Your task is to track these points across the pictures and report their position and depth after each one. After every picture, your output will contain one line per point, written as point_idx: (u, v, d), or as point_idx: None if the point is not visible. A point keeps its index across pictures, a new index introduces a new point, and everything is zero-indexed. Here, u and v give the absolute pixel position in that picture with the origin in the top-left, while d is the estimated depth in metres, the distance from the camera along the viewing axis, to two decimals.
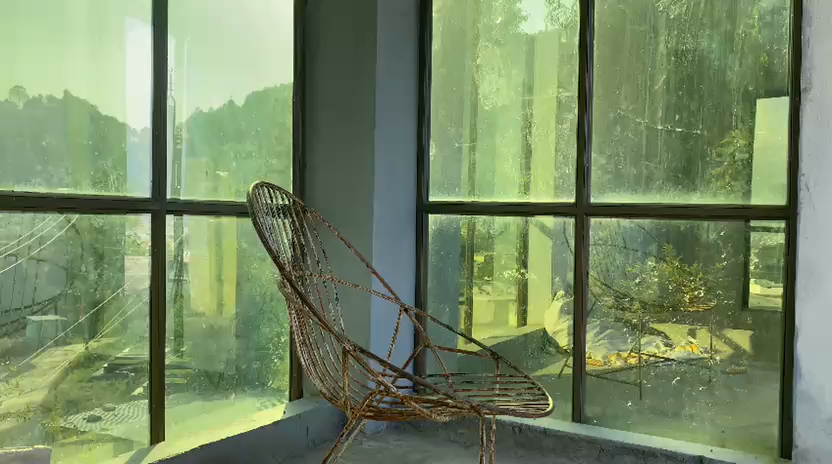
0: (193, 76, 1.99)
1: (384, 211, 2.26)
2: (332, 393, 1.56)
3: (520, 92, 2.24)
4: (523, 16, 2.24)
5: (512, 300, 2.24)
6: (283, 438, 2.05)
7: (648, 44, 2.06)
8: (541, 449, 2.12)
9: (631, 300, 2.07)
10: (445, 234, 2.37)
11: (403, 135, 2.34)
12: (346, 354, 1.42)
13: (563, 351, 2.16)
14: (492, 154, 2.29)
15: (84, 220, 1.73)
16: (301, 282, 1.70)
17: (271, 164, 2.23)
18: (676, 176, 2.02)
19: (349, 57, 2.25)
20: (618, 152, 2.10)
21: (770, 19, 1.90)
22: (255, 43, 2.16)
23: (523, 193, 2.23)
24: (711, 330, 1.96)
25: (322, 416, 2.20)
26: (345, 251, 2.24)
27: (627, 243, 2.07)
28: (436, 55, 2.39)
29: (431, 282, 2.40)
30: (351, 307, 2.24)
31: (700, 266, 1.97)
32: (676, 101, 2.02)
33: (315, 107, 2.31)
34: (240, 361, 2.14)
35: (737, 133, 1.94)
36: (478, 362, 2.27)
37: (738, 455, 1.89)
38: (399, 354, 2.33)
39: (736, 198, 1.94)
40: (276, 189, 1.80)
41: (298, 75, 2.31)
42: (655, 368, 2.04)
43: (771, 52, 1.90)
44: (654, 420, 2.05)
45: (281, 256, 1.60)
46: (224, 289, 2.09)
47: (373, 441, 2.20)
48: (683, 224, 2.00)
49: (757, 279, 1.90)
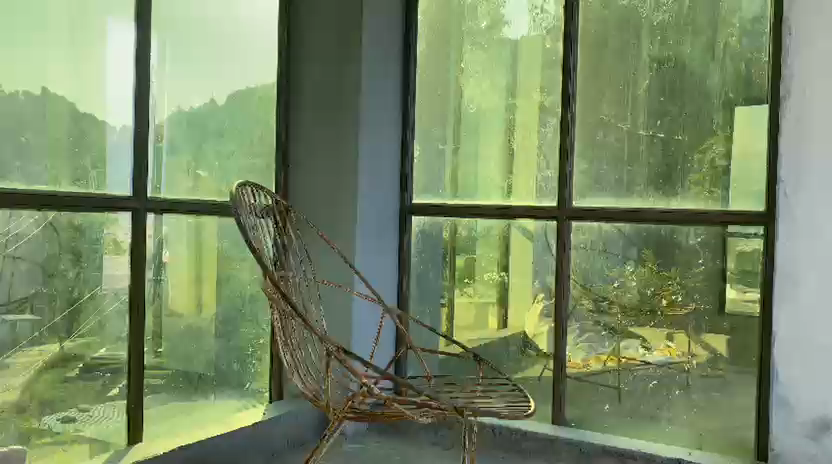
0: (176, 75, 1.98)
1: (368, 213, 2.26)
2: (314, 394, 1.56)
3: (503, 96, 2.25)
4: (507, 21, 2.25)
5: (493, 303, 2.25)
6: (262, 439, 2.04)
7: (631, 50, 2.07)
8: (521, 451, 2.12)
9: (610, 304, 2.09)
10: (428, 235, 2.37)
11: (389, 136, 2.34)
12: (328, 356, 1.44)
13: (543, 354, 2.17)
14: (475, 157, 2.29)
15: (63, 218, 1.71)
16: (284, 282, 1.70)
17: (253, 164, 2.23)
18: (657, 182, 2.03)
19: (334, 58, 2.25)
20: (599, 156, 2.11)
21: (750, 27, 1.93)
22: (239, 43, 2.15)
23: (506, 196, 2.24)
24: (689, 334, 1.98)
25: (303, 418, 2.18)
26: (328, 252, 2.24)
27: (607, 247, 2.08)
28: (421, 56, 2.39)
29: (413, 284, 2.39)
30: (333, 307, 2.23)
31: (678, 270, 1.99)
32: (658, 106, 2.04)
33: (300, 107, 2.29)
34: (220, 362, 2.13)
35: (716, 140, 1.96)
36: (459, 365, 2.27)
37: (715, 457, 1.91)
38: (381, 355, 2.32)
39: (715, 204, 1.95)
40: (261, 189, 1.80)
41: (283, 73, 2.29)
42: (634, 371, 2.06)
43: (750, 60, 1.93)
44: (633, 423, 2.07)
45: (263, 254, 1.60)
46: (204, 290, 2.08)
47: (353, 442, 2.20)
48: (662, 228, 2.01)
49: (734, 285, 1.92)
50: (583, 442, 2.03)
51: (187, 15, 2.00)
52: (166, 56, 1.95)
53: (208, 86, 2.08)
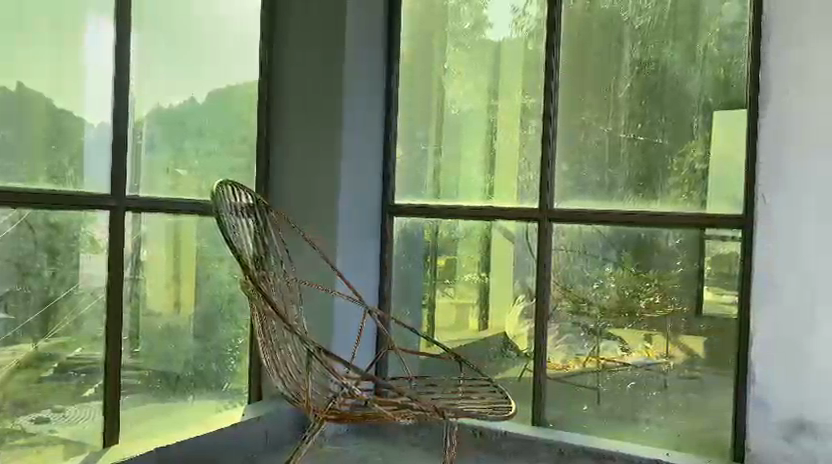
0: (156, 72, 1.96)
1: (350, 213, 2.25)
2: (294, 395, 1.55)
3: (486, 97, 2.26)
4: (489, 23, 2.26)
5: (473, 304, 2.26)
6: (242, 440, 2.02)
7: (613, 53, 2.09)
8: (501, 452, 2.12)
9: (589, 305, 2.10)
10: (410, 236, 2.36)
11: (371, 136, 2.33)
12: (309, 356, 1.43)
13: (523, 355, 2.18)
14: (458, 157, 2.29)
15: (39, 216, 1.69)
16: (265, 281, 1.68)
17: (234, 162, 2.21)
18: (637, 184, 2.05)
19: (317, 56, 2.23)
20: (580, 159, 2.12)
21: (730, 33, 1.95)
22: (221, 41, 2.14)
23: (488, 197, 2.24)
24: (667, 335, 2.00)
25: (282, 419, 2.17)
26: (310, 252, 2.22)
27: (587, 249, 2.10)
28: (404, 56, 2.38)
29: (394, 284, 2.38)
30: (314, 307, 2.22)
31: (657, 272, 2.01)
32: (639, 109, 2.05)
33: (282, 105, 2.28)
34: (198, 362, 2.11)
35: (696, 143, 1.98)
36: (440, 366, 2.26)
37: (692, 458, 1.93)
38: (362, 356, 2.31)
39: (694, 206, 1.97)
40: (241, 188, 1.78)
41: (265, 72, 2.28)
42: (612, 372, 2.08)
43: (730, 65, 1.95)
44: (612, 424, 2.08)
45: (243, 254, 1.58)
46: (182, 289, 2.06)
47: (332, 443, 2.19)
48: (642, 231, 2.03)
49: (711, 287, 1.94)
50: (563, 443, 2.04)
51: (168, 13, 1.98)
52: (145, 53, 1.93)
53: (188, 83, 2.05)
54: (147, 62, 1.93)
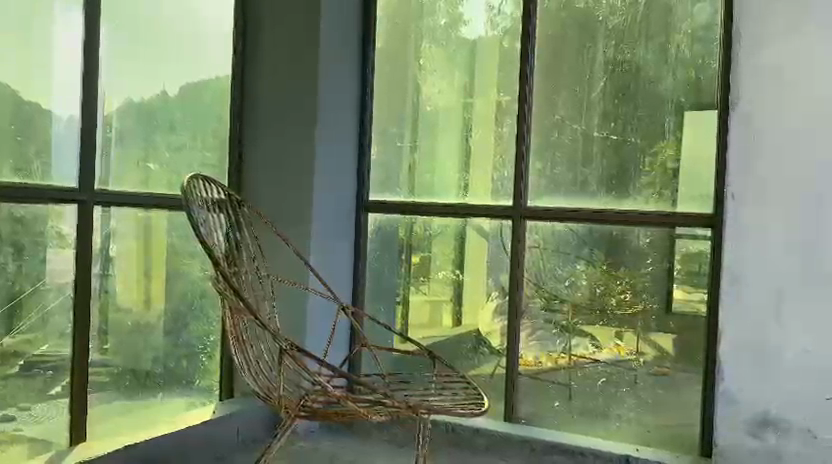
0: (126, 63, 1.93)
1: (324, 210, 2.24)
2: (265, 393, 1.53)
3: (461, 95, 2.26)
4: (465, 20, 2.26)
5: (446, 301, 2.27)
6: (212, 438, 2.00)
7: (587, 53, 2.10)
8: (473, 448, 2.13)
9: (562, 302, 2.12)
10: (385, 233, 2.35)
11: (346, 134, 2.31)
12: (282, 353, 1.42)
13: (496, 352, 2.19)
14: (433, 155, 2.30)
15: (3, 210, 1.65)
16: (237, 278, 1.67)
17: (206, 156, 2.18)
18: (610, 183, 2.06)
19: (291, 52, 2.21)
20: (554, 157, 2.13)
21: (702, 34, 1.97)
22: (193, 35, 2.11)
23: (462, 195, 2.24)
24: (637, 332, 2.02)
25: (254, 417, 2.14)
26: (282, 249, 2.20)
27: (560, 246, 2.11)
28: (380, 53, 2.37)
29: (368, 281, 2.38)
30: (287, 304, 2.20)
31: (627, 270, 2.03)
32: (612, 108, 2.07)
33: (256, 100, 2.25)
34: (168, 359, 2.08)
35: (667, 143, 2.00)
36: (413, 363, 2.26)
37: (661, 453, 1.96)
38: (335, 354, 2.30)
39: (665, 205, 2.00)
40: (213, 183, 1.75)
41: (238, 65, 2.25)
42: (583, 369, 2.10)
43: (701, 65, 1.97)
44: (583, 420, 2.10)
45: (215, 250, 1.57)
46: (152, 286, 2.03)
47: (304, 441, 2.18)
48: (614, 229, 2.05)
49: (681, 285, 1.97)
50: (535, 439, 2.05)
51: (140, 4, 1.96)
52: (115, 45, 1.90)
53: (158, 76, 2.02)
54: (116, 54, 1.90)
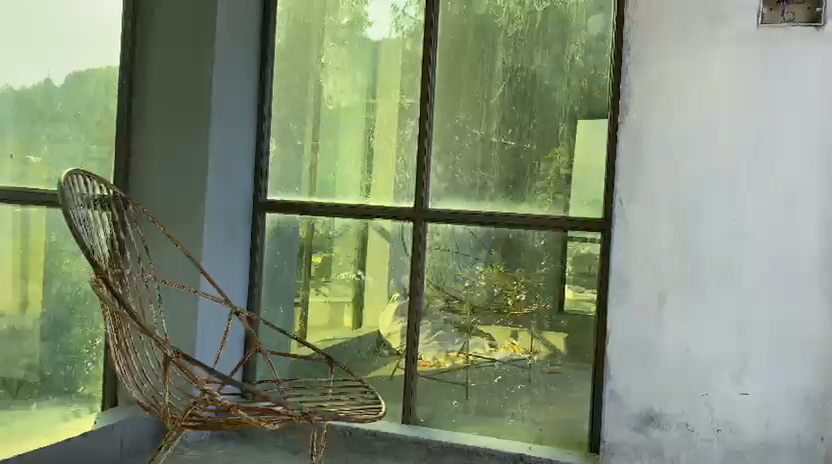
0: (27, 57, 2.03)
1: (218, 211, 2.15)
2: (150, 401, 1.46)
3: (363, 94, 2.25)
4: (369, 21, 2.25)
5: (347, 302, 2.25)
6: (89, 453, 1.86)
7: (486, 58, 2.13)
8: (371, 452, 2.13)
9: (460, 302, 2.14)
10: (284, 232, 2.31)
11: (242, 132, 2.24)
12: (167, 361, 1.36)
13: (396, 353, 2.19)
14: (333, 155, 2.27)
15: None
16: (120, 282, 1.58)
17: (90, 149, 2.11)
18: (507, 186, 2.11)
19: (184, 49, 2.09)
20: (455, 160, 2.16)
21: (595, 45, 2.04)
22: (53, 13, 2.05)
23: (364, 196, 2.23)
24: (531, 331, 2.08)
25: (140, 427, 2.02)
26: (171, 248, 2.10)
27: (459, 248, 2.14)
28: (279, 48, 2.32)
29: (265, 281, 2.33)
30: (175, 307, 2.10)
31: (523, 271, 2.08)
32: (510, 115, 2.11)
33: (146, 96, 2.11)
34: (44, 366, 2.05)
35: (560, 149, 2.06)
36: (310, 365, 2.22)
37: (553, 451, 2.02)
38: (228, 358, 2.23)
39: (558, 209, 2.06)
40: (94, 179, 1.65)
41: (126, 59, 2.11)
42: (480, 368, 2.13)
43: (593, 76, 2.05)
44: (480, 418, 2.13)
45: (95, 252, 1.47)
46: (29, 287, 2.03)
47: (195, 450, 2.10)
48: (511, 232, 2.09)
49: (571, 285, 2.04)
50: (432, 440, 2.06)
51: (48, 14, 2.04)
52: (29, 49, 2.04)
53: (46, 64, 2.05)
54: (34, 54, 2.04)
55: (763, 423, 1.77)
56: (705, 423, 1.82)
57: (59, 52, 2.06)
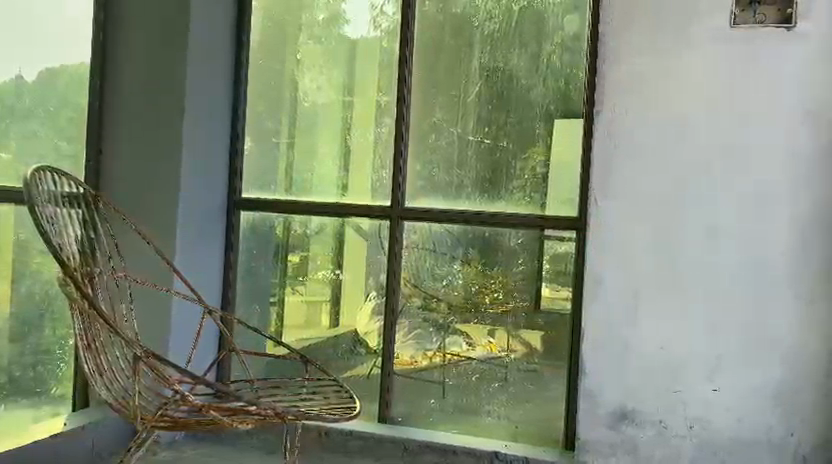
0: (9, 57, 1.91)
1: (191, 209, 2.13)
2: (119, 401, 1.44)
3: (340, 93, 2.24)
4: (346, 18, 2.23)
5: (325, 301, 2.23)
6: (58, 456, 1.83)
7: (463, 57, 2.13)
8: (346, 451, 2.12)
9: (438, 301, 2.14)
10: (259, 230, 2.29)
11: (216, 130, 2.23)
12: (137, 360, 1.35)
13: (372, 352, 2.19)
14: (309, 153, 2.25)
15: None
16: (89, 281, 1.56)
17: (60, 146, 2.05)
18: (484, 185, 2.11)
19: (157, 47, 2.08)
20: (431, 159, 2.15)
21: (570, 45, 2.05)
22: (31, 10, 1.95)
23: (341, 194, 2.22)
24: (508, 330, 2.08)
25: (111, 429, 1.99)
26: (143, 247, 2.07)
27: (437, 247, 2.13)
28: (254, 45, 2.30)
29: (240, 280, 2.31)
30: (147, 306, 2.07)
31: (500, 270, 2.08)
32: (487, 114, 2.12)
33: (118, 94, 2.10)
34: (13, 367, 1.97)
35: (537, 149, 2.07)
36: (285, 365, 2.21)
37: (528, 449, 2.02)
38: (201, 358, 2.21)
39: (534, 208, 2.06)
40: (63, 176, 1.63)
41: (97, 57, 2.10)
42: (457, 367, 2.13)
43: (569, 76, 2.05)
44: (456, 417, 2.13)
45: (63, 250, 1.45)
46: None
47: (168, 451, 2.07)
48: (487, 231, 2.10)
49: (548, 284, 2.04)
50: (408, 439, 2.06)
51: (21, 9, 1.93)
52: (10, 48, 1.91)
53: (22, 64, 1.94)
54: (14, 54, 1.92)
55: (735, 419, 1.79)
56: (678, 420, 1.84)
57: (35, 50, 1.96)
